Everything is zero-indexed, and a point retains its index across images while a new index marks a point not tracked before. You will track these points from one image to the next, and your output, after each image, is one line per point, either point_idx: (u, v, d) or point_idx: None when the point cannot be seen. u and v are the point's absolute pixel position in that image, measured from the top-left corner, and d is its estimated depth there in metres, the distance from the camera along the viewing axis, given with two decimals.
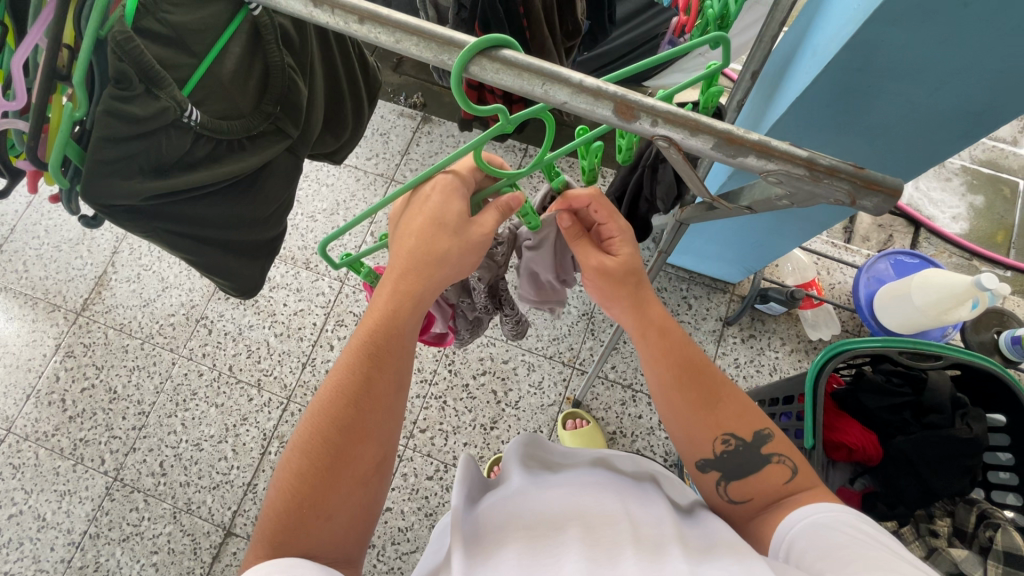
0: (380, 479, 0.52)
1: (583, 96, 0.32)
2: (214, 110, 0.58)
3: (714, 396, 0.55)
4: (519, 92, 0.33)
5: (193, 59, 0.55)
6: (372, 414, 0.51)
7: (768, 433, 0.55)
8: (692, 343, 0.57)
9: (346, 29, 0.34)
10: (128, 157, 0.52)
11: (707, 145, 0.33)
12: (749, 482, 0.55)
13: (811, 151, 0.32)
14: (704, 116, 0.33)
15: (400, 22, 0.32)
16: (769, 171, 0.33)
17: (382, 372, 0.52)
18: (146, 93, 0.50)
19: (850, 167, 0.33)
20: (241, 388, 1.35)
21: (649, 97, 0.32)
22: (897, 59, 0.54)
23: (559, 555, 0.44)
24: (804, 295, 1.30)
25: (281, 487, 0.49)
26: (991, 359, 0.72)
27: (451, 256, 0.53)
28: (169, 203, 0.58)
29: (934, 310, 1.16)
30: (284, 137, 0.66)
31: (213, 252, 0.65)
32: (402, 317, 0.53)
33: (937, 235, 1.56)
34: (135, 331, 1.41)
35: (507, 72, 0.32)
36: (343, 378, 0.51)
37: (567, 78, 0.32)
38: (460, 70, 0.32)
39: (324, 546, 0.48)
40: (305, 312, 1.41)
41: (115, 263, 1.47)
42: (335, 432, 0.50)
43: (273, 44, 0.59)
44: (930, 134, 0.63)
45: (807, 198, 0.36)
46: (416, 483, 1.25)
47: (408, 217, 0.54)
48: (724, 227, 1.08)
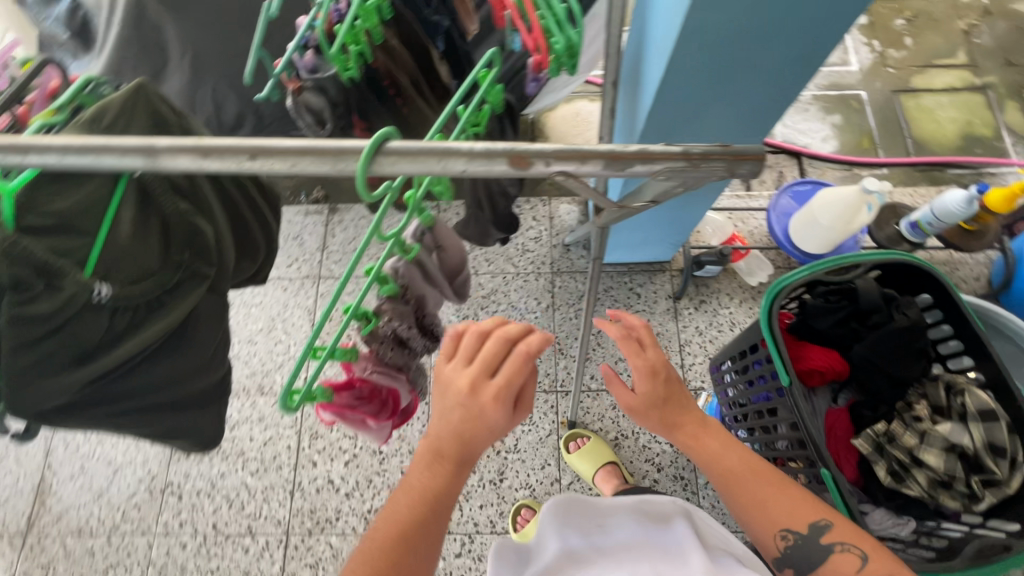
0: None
1: (475, 161, 0.35)
2: (122, 277, 0.56)
3: (773, 495, 0.69)
4: (418, 174, 0.36)
5: (85, 239, 0.54)
6: (421, 543, 0.57)
7: (825, 523, 0.69)
8: (741, 449, 0.71)
9: (243, 169, 0.39)
10: (46, 356, 0.52)
11: (598, 167, 0.37)
12: (822, 574, 0.68)
13: (683, 145, 0.37)
14: (586, 145, 0.37)
15: (300, 155, 0.36)
16: (657, 171, 0.38)
17: (435, 514, 0.58)
18: (47, 289, 0.51)
19: (718, 146, 0.38)
20: (233, 542, 1.26)
21: (536, 144, 0.36)
22: (724, 35, 0.63)
23: None
24: (733, 250, 1.39)
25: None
26: (902, 251, 0.79)
27: (500, 418, 0.54)
28: (101, 384, 0.57)
29: (840, 224, 1.28)
30: (203, 279, 0.62)
31: (165, 418, 0.61)
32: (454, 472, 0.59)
33: (817, 159, 1.73)
34: (96, 528, 1.28)
35: (400, 161, 0.35)
36: (397, 513, 0.58)
37: (457, 152, 0.35)
38: (364, 174, 0.35)
39: None
40: (275, 438, 1.34)
41: (50, 464, 1.34)
42: (395, 569, 0.55)
43: (164, 195, 0.59)
44: (778, 87, 0.72)
45: (696, 183, 0.40)
46: (447, 566, 1.20)
47: (454, 370, 0.55)
48: (652, 215, 1.17)
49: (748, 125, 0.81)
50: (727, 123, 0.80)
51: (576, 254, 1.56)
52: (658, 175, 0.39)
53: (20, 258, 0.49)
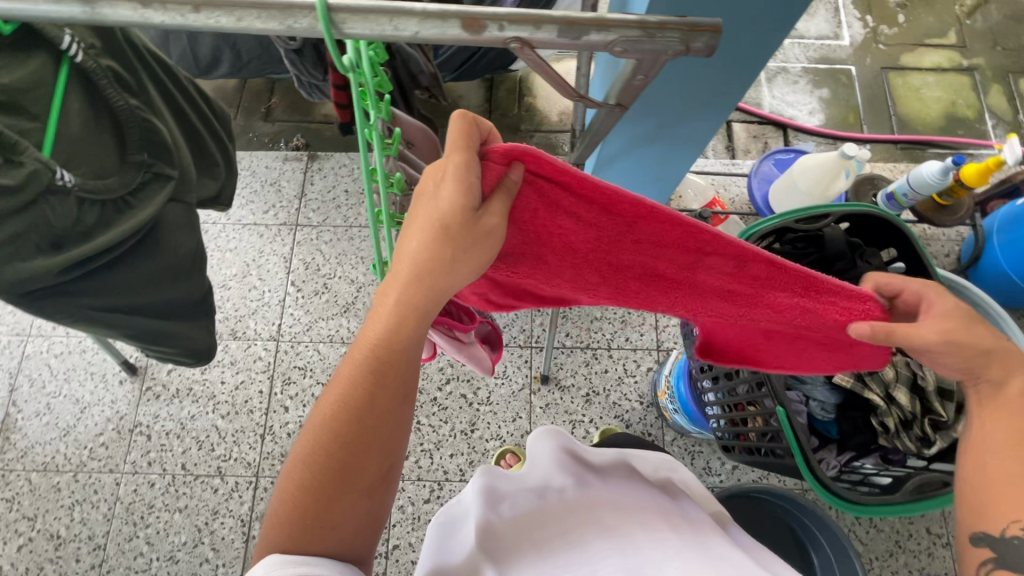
0: (386, 485, 0.59)
1: (430, 21, 0.40)
2: (85, 170, 0.61)
3: None
4: (376, 35, 0.40)
5: (37, 122, 0.57)
6: (378, 419, 0.56)
7: None
8: None
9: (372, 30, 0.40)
10: (18, 235, 0.53)
11: (552, 35, 0.40)
12: None
13: (637, 15, 0.40)
14: (559, 28, 0.41)
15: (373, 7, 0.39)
16: (612, 42, 0.41)
17: (391, 390, 0.56)
18: (7, 163, 0.52)
19: (671, 19, 0.41)
20: (202, 482, 1.35)
21: (495, 10, 0.40)
22: None
23: (601, 513, 0.66)
24: (711, 214, 1.40)
25: (287, 496, 0.56)
26: (869, 202, 0.81)
27: (479, 241, 0.51)
28: (83, 276, 0.59)
29: (819, 189, 1.28)
30: (165, 180, 0.68)
31: (139, 321, 0.66)
32: (396, 322, 0.55)
33: (803, 131, 1.73)
34: (62, 466, 1.36)
35: (355, 19, 0.39)
36: (343, 389, 0.56)
37: (412, 9, 0.39)
38: (326, 30, 0.40)
39: (338, 549, 0.56)
40: (247, 382, 1.43)
41: (16, 400, 1.41)
42: (356, 438, 0.56)
43: (111, 90, 0.62)
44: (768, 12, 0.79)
45: (652, 63, 0.44)
46: (416, 511, 1.31)
47: (421, 208, 0.51)
48: (639, 158, 1.19)
49: (748, 24, 0.81)
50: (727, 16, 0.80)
51: None
52: (614, 50, 0.42)
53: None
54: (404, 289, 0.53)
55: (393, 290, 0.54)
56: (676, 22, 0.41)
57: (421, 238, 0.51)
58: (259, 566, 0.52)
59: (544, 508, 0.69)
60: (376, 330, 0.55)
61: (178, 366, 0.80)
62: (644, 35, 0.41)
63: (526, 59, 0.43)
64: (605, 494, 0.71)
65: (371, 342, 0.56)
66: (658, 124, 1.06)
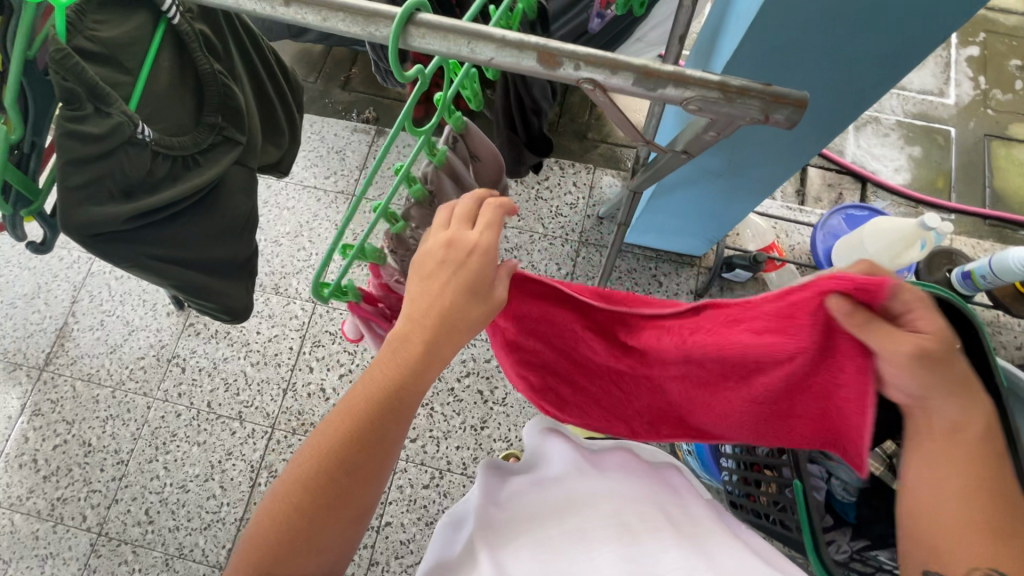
0: (366, 517, 0.58)
1: (509, 48, 0.39)
2: (162, 127, 0.64)
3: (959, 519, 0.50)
4: (447, 52, 0.40)
5: (130, 77, 0.61)
6: (377, 455, 0.56)
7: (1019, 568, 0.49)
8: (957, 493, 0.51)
9: (457, 52, 0.40)
10: (95, 180, 0.57)
11: (629, 82, 0.40)
12: None
13: (720, 75, 0.39)
14: (622, 55, 0.39)
15: (451, 26, 0.38)
16: (689, 99, 0.40)
17: (390, 432, 0.56)
18: (96, 112, 0.55)
19: (759, 86, 0.40)
20: (222, 422, 1.42)
21: (569, 45, 0.39)
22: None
23: (597, 519, 0.57)
24: (767, 258, 1.35)
25: (264, 517, 0.55)
26: None
27: (487, 310, 0.56)
28: (148, 226, 0.63)
29: (888, 255, 1.21)
30: (234, 145, 0.70)
31: (192, 276, 0.69)
32: (410, 370, 0.55)
33: (883, 188, 1.63)
34: (104, 380, 1.46)
35: (434, 35, 0.39)
36: (345, 423, 0.56)
37: (491, 34, 0.39)
38: (396, 41, 0.39)
39: (317, 571, 0.55)
40: (280, 337, 1.49)
41: (75, 312, 1.52)
42: (354, 470, 0.55)
43: (198, 53, 0.65)
44: (867, 66, 0.74)
45: (727, 123, 0.43)
46: (413, 494, 1.33)
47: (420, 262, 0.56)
48: (701, 192, 1.16)
49: (842, 75, 0.77)
50: (819, 67, 0.76)
51: (606, 228, 1.56)
52: (690, 106, 0.41)
53: (74, 75, 0.53)
54: (418, 344, 0.55)
55: (400, 343, 0.56)
56: (763, 90, 0.40)
57: (423, 299, 0.55)
58: None
59: (531, 509, 0.62)
60: (383, 373, 0.56)
61: (212, 320, 0.80)
62: (724, 97, 0.40)
63: (587, 92, 0.42)
64: (596, 489, 0.62)
65: (375, 386, 0.56)
66: (731, 160, 1.01)
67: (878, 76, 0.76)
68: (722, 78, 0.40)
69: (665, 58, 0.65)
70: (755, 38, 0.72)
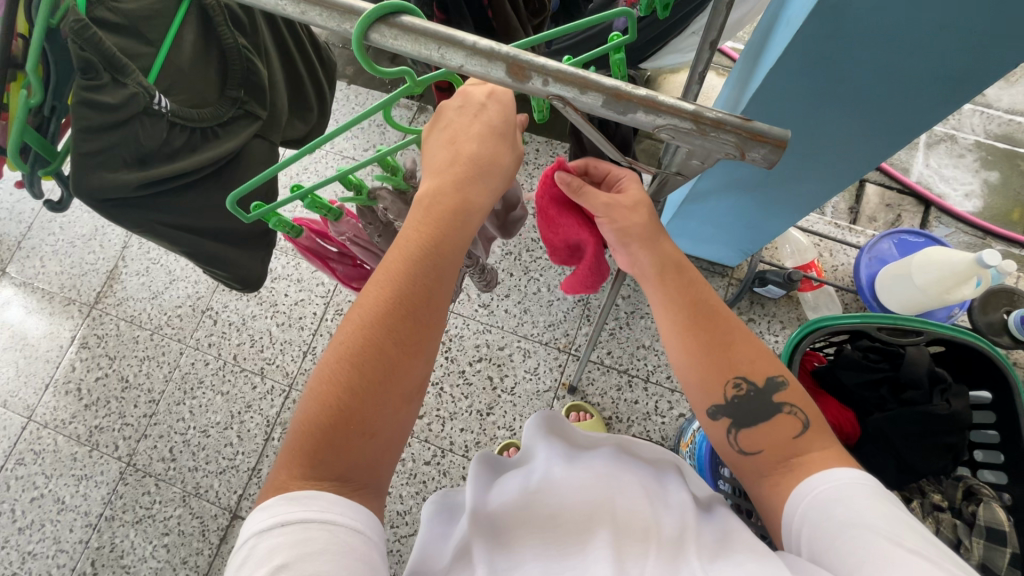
0: (419, 395, 0.54)
1: (479, 56, 0.38)
2: (183, 97, 0.70)
3: (726, 343, 0.62)
4: (417, 54, 0.39)
5: (150, 49, 0.67)
6: (424, 318, 0.53)
7: (779, 382, 0.62)
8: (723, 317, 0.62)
9: (425, 54, 0.38)
10: (111, 148, 0.62)
11: (598, 101, 0.38)
12: (762, 429, 0.62)
13: (696, 105, 0.37)
14: (594, 74, 0.37)
15: (422, 28, 0.37)
16: (660, 125, 0.39)
17: (443, 280, 0.55)
18: (113, 82, 0.61)
19: (736, 120, 0.37)
20: (245, 376, 1.49)
21: (541, 58, 0.37)
22: (855, 7, 0.60)
23: (591, 539, 0.54)
24: (803, 277, 1.27)
25: (307, 418, 0.51)
26: (980, 339, 0.77)
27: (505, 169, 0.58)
28: (159, 193, 0.68)
29: (936, 289, 1.12)
30: (255, 119, 0.77)
31: (203, 243, 0.74)
32: (451, 220, 0.55)
33: (947, 214, 1.51)
34: (145, 323, 1.56)
35: (405, 36, 0.38)
36: (386, 287, 0.53)
37: (462, 40, 0.37)
38: (361, 37, 0.38)
39: (367, 465, 0.50)
40: (305, 302, 1.54)
41: (125, 257, 1.62)
42: (403, 338, 0.52)
43: (223, 28, 0.70)
44: (920, 85, 0.68)
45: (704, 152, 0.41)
46: (414, 468, 1.37)
47: (438, 146, 0.58)
48: (735, 204, 1.10)
49: (892, 93, 0.71)
50: (868, 82, 0.70)
51: None
52: (661, 130, 0.40)
53: (93, 45, 0.58)
54: (466, 193, 0.55)
55: (445, 192, 0.55)
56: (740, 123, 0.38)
57: (459, 152, 0.56)
58: (271, 503, 0.46)
59: (522, 504, 0.59)
60: (430, 227, 0.54)
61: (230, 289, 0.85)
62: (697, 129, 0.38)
63: (559, 108, 0.41)
64: (579, 490, 0.59)
65: (420, 237, 0.54)
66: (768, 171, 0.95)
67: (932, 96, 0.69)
68: (700, 106, 0.38)
69: (695, 62, 0.61)
70: (800, 51, 0.68)
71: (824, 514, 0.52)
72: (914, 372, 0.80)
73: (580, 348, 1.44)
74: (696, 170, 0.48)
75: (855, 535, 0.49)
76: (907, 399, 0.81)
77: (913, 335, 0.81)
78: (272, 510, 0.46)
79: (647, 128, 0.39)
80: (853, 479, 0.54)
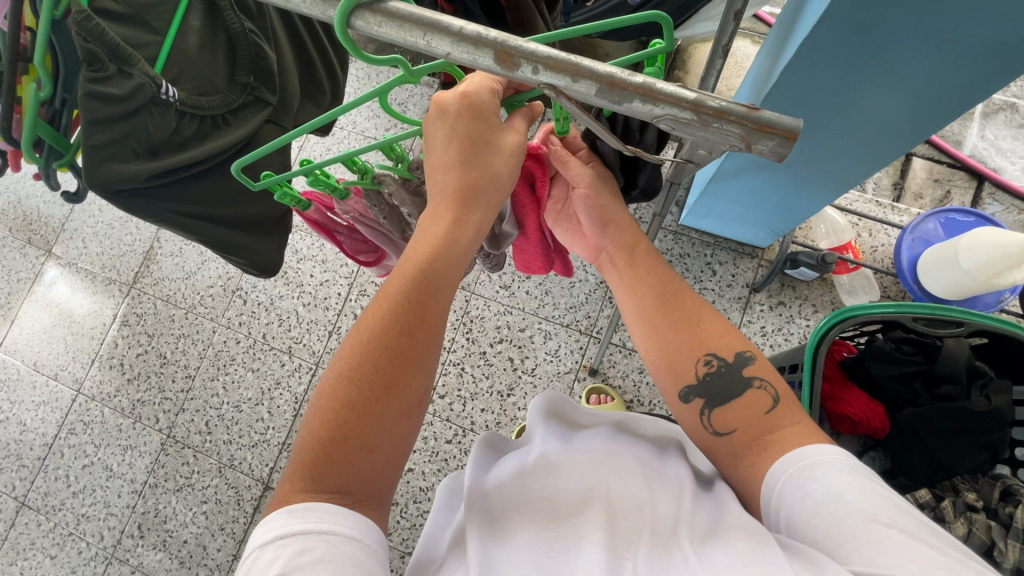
0: (421, 409, 0.57)
1: (465, 43, 0.36)
2: (191, 86, 0.70)
3: (692, 321, 0.65)
4: (402, 41, 0.37)
5: (159, 37, 0.68)
6: (421, 334, 0.56)
7: (749, 355, 0.63)
8: (686, 295, 0.66)
9: (415, 44, 0.37)
10: (121, 139, 0.64)
11: (592, 91, 0.36)
12: (732, 406, 0.61)
13: (696, 94, 0.35)
14: (587, 60, 0.36)
15: (408, 15, 0.36)
16: (659, 116, 0.36)
17: (441, 296, 0.58)
18: (120, 73, 0.62)
19: (741, 108, 0.35)
20: (274, 354, 1.54)
21: (530, 43, 0.36)
22: None
23: (584, 523, 0.54)
24: (837, 260, 1.21)
25: (308, 435, 0.53)
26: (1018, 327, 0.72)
27: (500, 157, 0.56)
28: (171, 183, 0.69)
29: (984, 274, 1.05)
30: (265, 105, 0.77)
31: (218, 230, 0.75)
32: (451, 243, 0.57)
33: (1003, 189, 1.40)
34: (180, 301, 1.62)
35: (388, 22, 0.36)
36: (385, 307, 0.56)
37: (449, 26, 0.36)
38: (343, 21, 0.37)
39: (368, 476, 0.53)
40: (330, 282, 1.56)
41: (159, 238, 1.67)
42: (400, 355, 0.55)
43: (229, 12, 0.71)
44: (965, 53, 0.63)
45: (709, 143, 0.38)
46: (436, 446, 1.39)
47: (433, 172, 0.58)
48: (766, 182, 1.05)
49: (935, 63, 0.65)
50: (910, 52, 0.65)
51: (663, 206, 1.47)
52: (662, 121, 0.37)
53: (97, 37, 0.59)
54: (461, 212, 0.57)
55: (440, 216, 0.58)
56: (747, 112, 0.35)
57: (449, 176, 0.56)
58: (275, 512, 0.49)
59: (520, 488, 0.59)
60: (426, 248, 0.57)
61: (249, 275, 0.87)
62: (698, 119, 0.36)
63: (553, 96, 0.39)
64: (574, 477, 0.59)
65: (418, 257, 0.57)
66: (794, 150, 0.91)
67: (981, 64, 0.63)
68: (701, 95, 0.36)
69: (718, 34, 0.58)
70: (841, 17, 0.62)
71: (803, 493, 0.52)
72: (951, 367, 0.75)
73: (601, 330, 1.42)
74: (706, 159, 0.46)
75: (832, 514, 0.49)
76: (943, 394, 0.77)
77: (953, 326, 0.76)
78: (273, 524, 0.48)
79: (645, 119, 0.37)
80: (826, 454, 0.54)
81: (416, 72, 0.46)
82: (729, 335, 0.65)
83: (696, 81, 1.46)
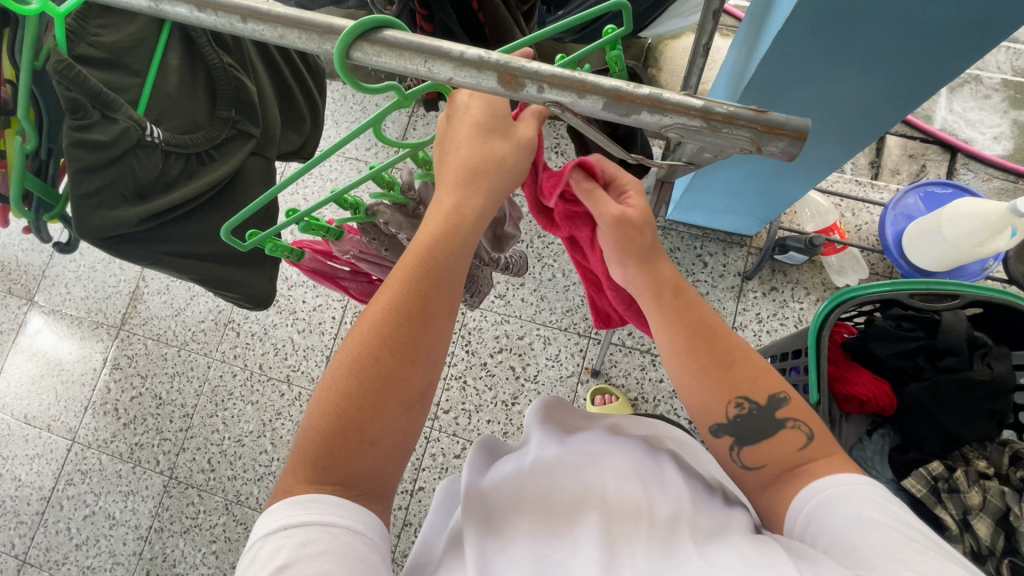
0: (421, 404, 0.56)
1: (468, 68, 0.36)
2: (174, 125, 0.70)
3: (728, 361, 0.60)
4: (403, 71, 0.37)
5: (137, 78, 0.67)
6: (421, 329, 0.55)
7: (783, 396, 0.59)
8: (717, 326, 0.61)
9: (412, 70, 0.37)
10: (108, 186, 0.63)
11: (598, 105, 0.36)
12: (763, 447, 0.59)
13: (703, 100, 0.35)
14: (591, 75, 0.36)
15: (410, 43, 0.36)
16: (668, 125, 0.37)
17: (444, 291, 0.56)
18: (103, 118, 0.61)
19: (750, 112, 0.35)
20: (273, 384, 1.52)
21: (533, 63, 0.36)
22: None
23: (585, 517, 0.54)
24: (825, 242, 1.23)
25: (309, 428, 0.53)
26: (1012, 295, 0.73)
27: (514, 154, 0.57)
28: (160, 225, 0.69)
29: (968, 244, 1.08)
30: (248, 138, 0.76)
31: (208, 267, 0.75)
32: (452, 238, 0.56)
33: (976, 159, 1.43)
34: (171, 340, 1.59)
35: (387, 52, 0.37)
36: (388, 300, 0.55)
37: (449, 51, 0.36)
38: (342, 56, 0.37)
39: (368, 470, 0.52)
40: (324, 307, 1.55)
41: (144, 277, 1.64)
42: (398, 347, 0.54)
43: (207, 48, 0.71)
44: (934, 34, 0.65)
45: (719, 147, 0.39)
46: (445, 462, 1.38)
47: (444, 165, 0.58)
48: (748, 173, 1.06)
49: (906, 45, 0.67)
50: (882, 36, 0.66)
51: None
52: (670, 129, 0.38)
53: (79, 84, 0.58)
54: (460, 194, 0.56)
55: (443, 204, 0.57)
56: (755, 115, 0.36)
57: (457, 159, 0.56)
58: (277, 505, 0.49)
59: (523, 491, 0.58)
60: (427, 233, 0.56)
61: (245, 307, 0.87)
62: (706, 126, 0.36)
63: (558, 111, 0.39)
64: (587, 471, 0.59)
65: (417, 248, 0.56)
66: None
67: (951, 42, 0.65)
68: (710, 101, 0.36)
69: (699, 32, 0.59)
70: (813, 6, 0.63)
71: (835, 516, 0.50)
72: (950, 340, 0.77)
73: (600, 330, 1.42)
74: (708, 160, 0.46)
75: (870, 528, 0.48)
76: (946, 366, 0.78)
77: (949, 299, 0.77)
78: (278, 514, 0.48)
79: (653, 128, 0.37)
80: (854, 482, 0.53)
81: (404, 97, 0.46)
82: (769, 377, 0.60)
83: (670, 78, 1.48)
